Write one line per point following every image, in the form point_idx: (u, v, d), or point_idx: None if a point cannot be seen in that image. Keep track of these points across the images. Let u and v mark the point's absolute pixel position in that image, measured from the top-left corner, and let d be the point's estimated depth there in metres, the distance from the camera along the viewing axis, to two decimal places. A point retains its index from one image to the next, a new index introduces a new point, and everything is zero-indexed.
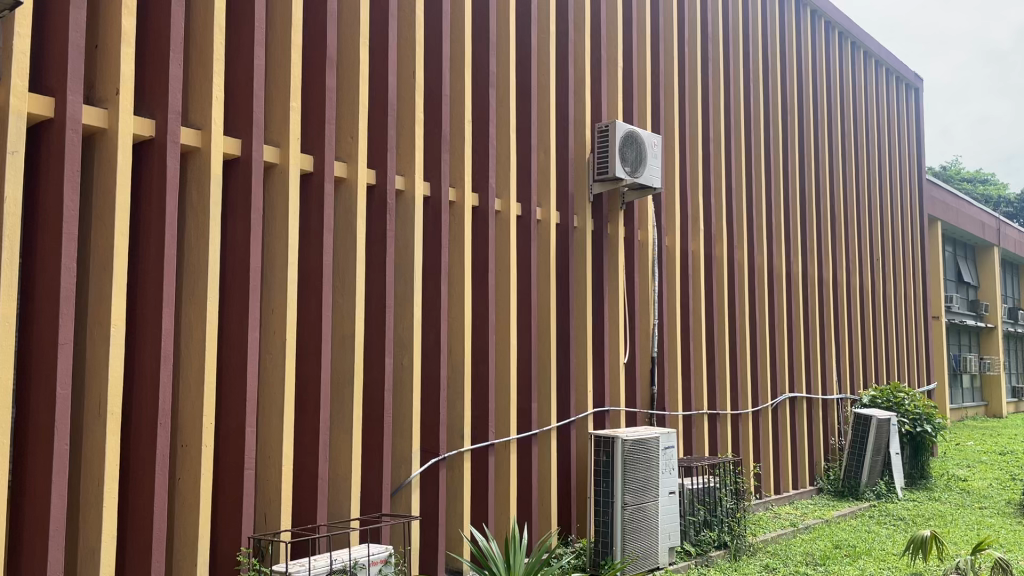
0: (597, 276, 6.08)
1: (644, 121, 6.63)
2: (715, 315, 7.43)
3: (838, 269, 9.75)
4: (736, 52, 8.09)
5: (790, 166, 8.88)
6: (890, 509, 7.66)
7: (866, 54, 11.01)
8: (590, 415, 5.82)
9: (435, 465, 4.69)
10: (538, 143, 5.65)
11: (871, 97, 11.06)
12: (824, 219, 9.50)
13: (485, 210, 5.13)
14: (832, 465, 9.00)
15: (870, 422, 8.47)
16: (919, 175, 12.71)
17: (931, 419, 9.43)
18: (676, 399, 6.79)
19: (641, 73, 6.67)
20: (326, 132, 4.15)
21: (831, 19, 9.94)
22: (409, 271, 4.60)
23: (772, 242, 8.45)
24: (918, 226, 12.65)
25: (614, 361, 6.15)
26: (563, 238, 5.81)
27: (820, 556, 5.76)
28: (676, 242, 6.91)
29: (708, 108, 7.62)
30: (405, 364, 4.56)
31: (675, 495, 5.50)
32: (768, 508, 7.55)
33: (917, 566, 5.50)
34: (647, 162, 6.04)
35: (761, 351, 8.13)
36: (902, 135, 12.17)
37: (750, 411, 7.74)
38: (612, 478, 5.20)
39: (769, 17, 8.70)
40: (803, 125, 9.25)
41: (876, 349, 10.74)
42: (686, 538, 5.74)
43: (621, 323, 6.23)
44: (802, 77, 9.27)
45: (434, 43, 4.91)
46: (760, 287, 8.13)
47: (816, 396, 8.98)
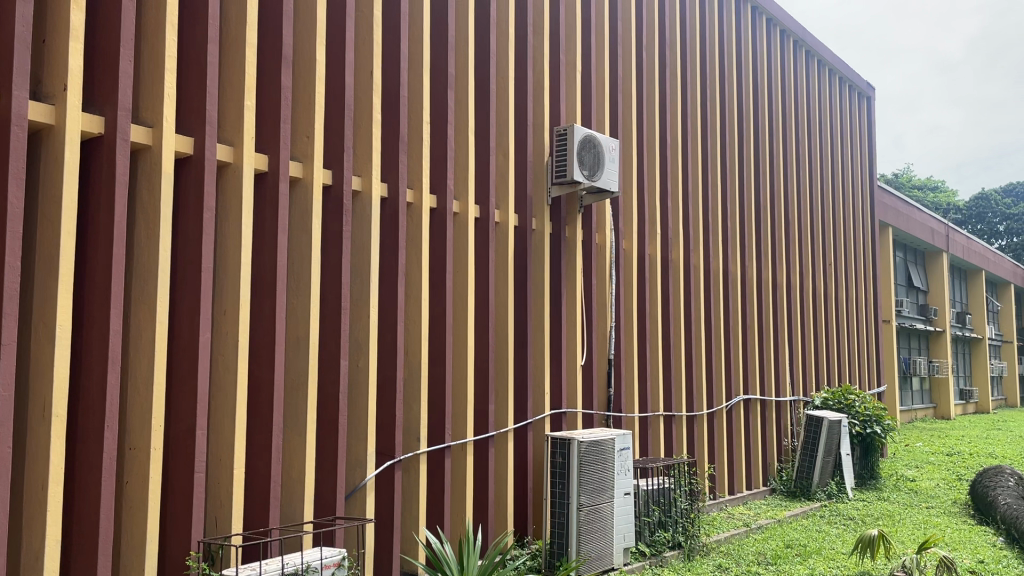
0: (555, 278, 6.11)
1: (602, 125, 6.68)
2: (671, 318, 7.53)
3: (791, 273, 9.92)
4: (693, 59, 8.20)
5: (745, 173, 9.02)
6: (841, 509, 7.81)
7: (820, 63, 11.22)
8: (547, 417, 5.86)
9: (390, 468, 4.67)
10: (496, 145, 5.65)
11: (825, 106, 11.27)
12: (779, 224, 9.66)
13: (443, 212, 5.13)
14: (785, 465, 9.15)
15: (822, 423, 8.64)
16: (871, 182, 13.00)
17: (881, 420, 9.66)
18: (632, 401, 6.84)
19: (599, 77, 6.72)
20: (281, 132, 4.11)
21: (786, 27, 10.12)
22: (365, 273, 4.58)
23: (727, 246, 8.58)
24: (869, 233, 12.93)
25: (572, 363, 6.18)
26: (521, 241, 5.83)
27: (771, 555, 5.85)
28: (633, 246, 6.99)
29: (666, 112, 7.71)
30: (360, 366, 4.54)
31: (630, 496, 5.55)
32: (722, 508, 7.67)
33: (864, 565, 5.62)
34: (605, 166, 6.09)
35: (716, 354, 8.24)
36: (855, 142, 12.44)
37: (705, 413, 7.85)
38: (568, 479, 5.21)
39: (726, 25, 8.82)
40: (758, 132, 9.40)
41: (828, 350, 10.96)
42: (641, 538, 5.80)
43: (579, 324, 6.27)
44: (757, 84, 9.42)
45: (392, 44, 4.89)
46: (715, 291, 8.25)
47: (770, 397, 9.12)
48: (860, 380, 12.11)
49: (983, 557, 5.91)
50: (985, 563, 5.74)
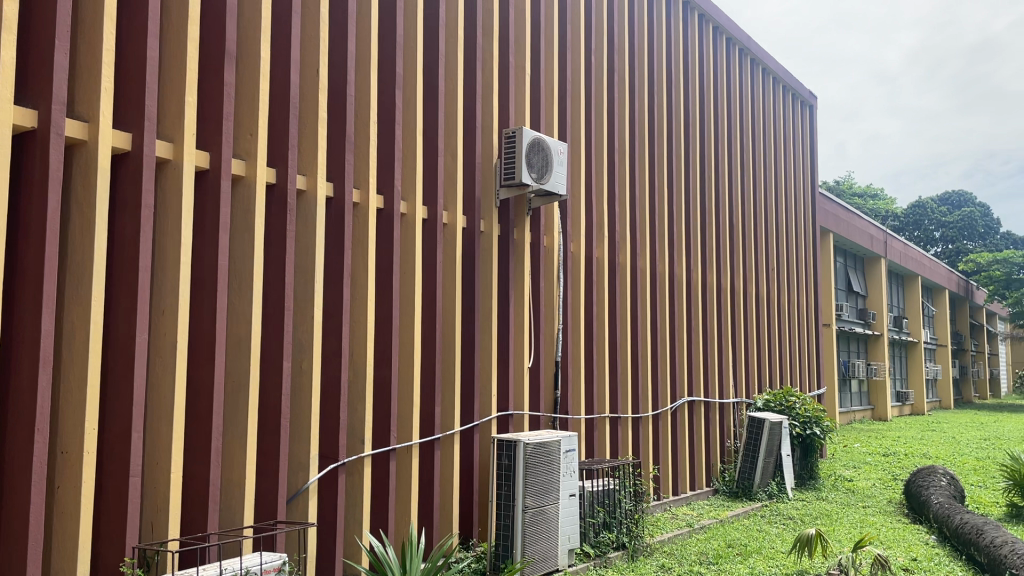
0: (502, 281, 6.10)
1: (550, 128, 6.71)
2: (618, 321, 7.60)
3: (734, 277, 10.10)
4: (641, 64, 8.29)
5: (691, 178, 9.15)
6: (781, 509, 7.96)
7: (765, 71, 11.45)
8: (494, 419, 5.86)
9: (334, 471, 4.62)
10: (445, 146, 5.63)
11: (769, 114, 11.50)
12: (723, 228, 9.82)
13: (390, 212, 5.10)
14: (727, 466, 9.30)
15: (764, 424, 8.81)
16: (812, 188, 13.30)
17: (820, 422, 9.88)
18: (579, 403, 6.87)
19: (548, 80, 6.76)
20: (223, 129, 4.04)
21: (732, 36, 10.29)
22: (309, 274, 4.52)
23: (673, 249, 8.69)
24: (811, 240, 13.23)
25: (519, 365, 6.19)
26: (469, 243, 5.81)
27: (713, 555, 5.94)
28: (581, 249, 7.03)
29: (614, 116, 7.78)
30: (303, 368, 4.49)
31: (575, 497, 5.58)
32: (666, 508, 7.76)
33: (803, 563, 5.73)
34: (553, 169, 6.12)
35: (661, 356, 8.33)
36: (798, 149, 12.72)
37: (650, 414, 7.94)
38: (513, 482, 5.21)
39: (673, 31, 8.94)
40: (704, 138, 9.55)
41: (771, 352, 11.18)
42: (586, 539, 5.82)
43: (526, 326, 6.28)
44: (703, 91, 9.58)
45: (339, 41, 4.84)
46: (661, 293, 8.35)
47: (713, 399, 9.26)
48: (801, 382, 12.37)
49: (916, 555, 6.07)
50: (918, 560, 5.90)
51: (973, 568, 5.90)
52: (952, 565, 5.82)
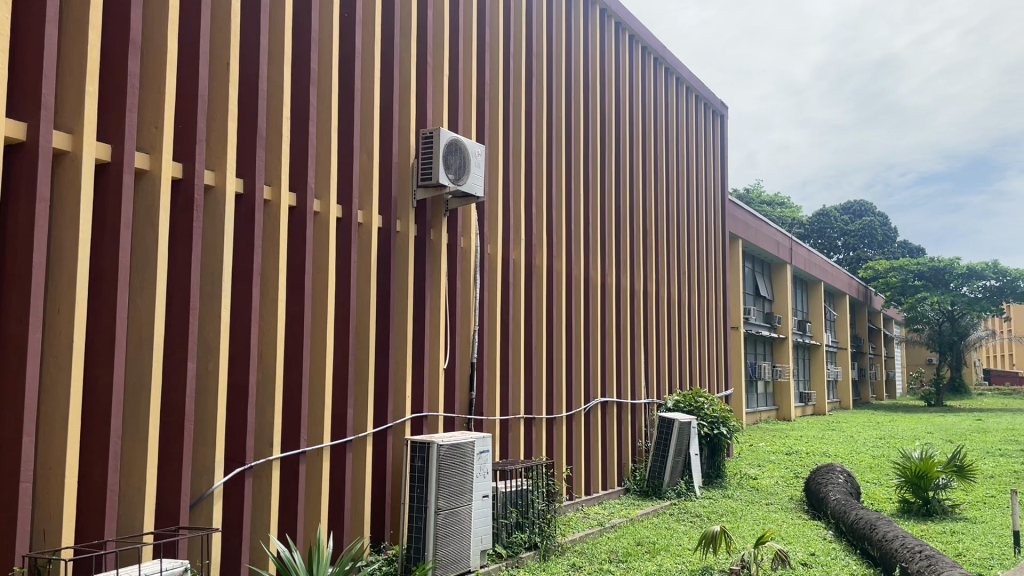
0: (418, 281, 6.08)
1: (468, 129, 6.72)
2: (534, 322, 7.65)
3: (647, 279, 10.33)
4: (559, 69, 8.37)
5: (606, 182, 9.30)
6: (688, 507, 8.18)
7: (679, 80, 11.75)
8: (407, 421, 5.82)
9: (240, 474, 4.50)
10: (361, 145, 5.57)
11: (682, 122, 11.79)
12: (638, 231, 10.04)
13: (302, 210, 5.01)
14: (639, 466, 9.48)
15: (673, 425, 9.02)
16: (722, 195, 13.72)
17: (727, 422, 10.18)
18: (493, 405, 6.90)
19: (467, 82, 6.77)
20: (126, 121, 3.90)
21: (648, 44, 10.50)
22: (216, 272, 4.40)
23: (588, 250, 8.82)
24: (720, 246, 13.62)
25: (434, 366, 6.17)
26: (385, 243, 5.76)
27: (623, 553, 6.06)
28: (498, 251, 7.07)
29: (532, 119, 7.85)
30: (209, 367, 4.37)
31: (488, 498, 5.60)
32: (578, 508, 7.86)
33: (708, 560, 5.89)
34: (470, 171, 6.12)
35: (576, 357, 8.45)
36: (709, 156, 13.10)
37: (564, 415, 8.04)
38: (426, 484, 5.17)
39: (590, 37, 9.06)
40: (620, 144, 9.71)
41: (681, 353, 11.47)
42: (498, 540, 5.83)
43: (442, 327, 6.26)
44: (620, 97, 9.75)
45: (252, 35, 4.73)
46: (576, 295, 8.47)
47: (626, 399, 9.45)
48: (710, 383, 12.74)
49: (814, 550, 6.32)
50: (815, 555, 6.14)
51: (867, 561, 6.17)
52: (847, 560, 6.08)
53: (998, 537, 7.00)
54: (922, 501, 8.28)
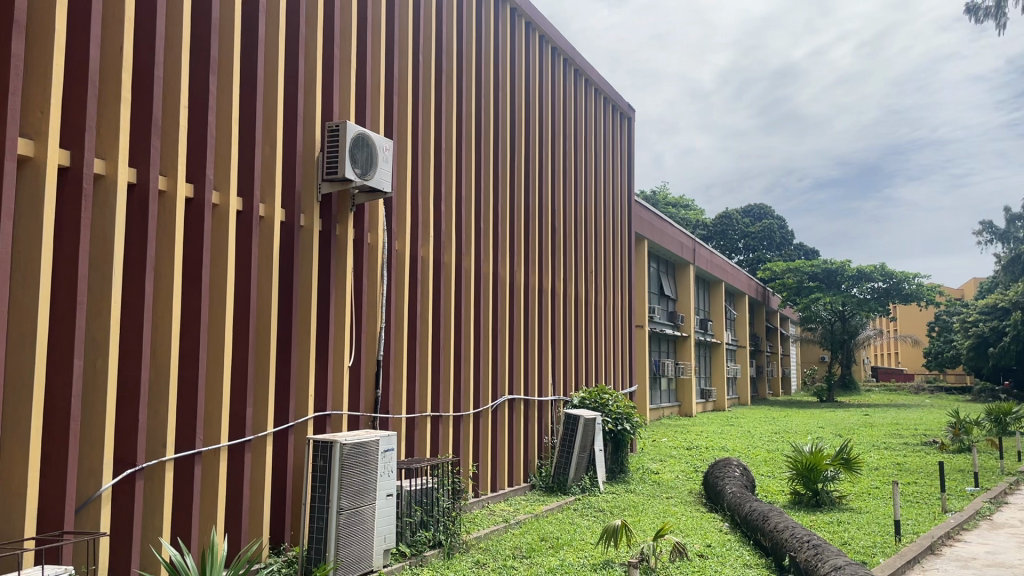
0: (323, 277, 5.97)
1: (376, 124, 6.63)
2: (441, 319, 7.62)
3: (555, 277, 10.45)
4: (468, 66, 8.35)
5: (516, 181, 9.35)
6: (592, 502, 8.33)
7: (587, 82, 11.90)
8: (310, 420, 5.70)
9: (131, 476, 4.32)
10: (264, 137, 5.43)
11: (590, 124, 11.97)
12: (545, 229, 10.13)
13: (200, 202, 4.85)
14: (544, 462, 9.58)
15: (579, 421, 9.14)
16: (628, 196, 13.99)
17: (630, 418, 10.41)
18: (399, 403, 6.84)
19: (375, 76, 6.67)
20: (8, 104, 3.69)
21: (557, 46, 10.60)
22: (106, 265, 4.21)
23: (497, 248, 8.85)
24: (626, 246, 13.89)
25: (338, 363, 6.06)
26: (288, 237, 5.63)
27: (527, 549, 6.13)
28: (406, 247, 7.02)
29: (442, 115, 7.80)
30: (98, 365, 4.17)
31: (392, 497, 5.56)
32: (483, 505, 7.89)
33: (609, 553, 6.01)
34: (377, 166, 6.04)
35: (484, 354, 8.47)
36: (616, 158, 13.34)
37: (471, 412, 8.04)
38: (328, 484, 5.08)
39: (500, 36, 9.07)
40: (529, 143, 9.78)
41: (587, 351, 11.63)
42: (402, 539, 5.78)
43: (347, 324, 6.17)
44: (529, 96, 9.81)
45: (147, 18, 4.55)
46: (484, 291, 8.48)
47: (533, 397, 9.54)
48: (615, 380, 12.98)
49: (710, 541, 6.54)
50: (711, 546, 6.36)
51: (759, 551, 6.41)
52: (741, 551, 6.31)
53: (880, 526, 7.39)
54: (812, 492, 8.66)
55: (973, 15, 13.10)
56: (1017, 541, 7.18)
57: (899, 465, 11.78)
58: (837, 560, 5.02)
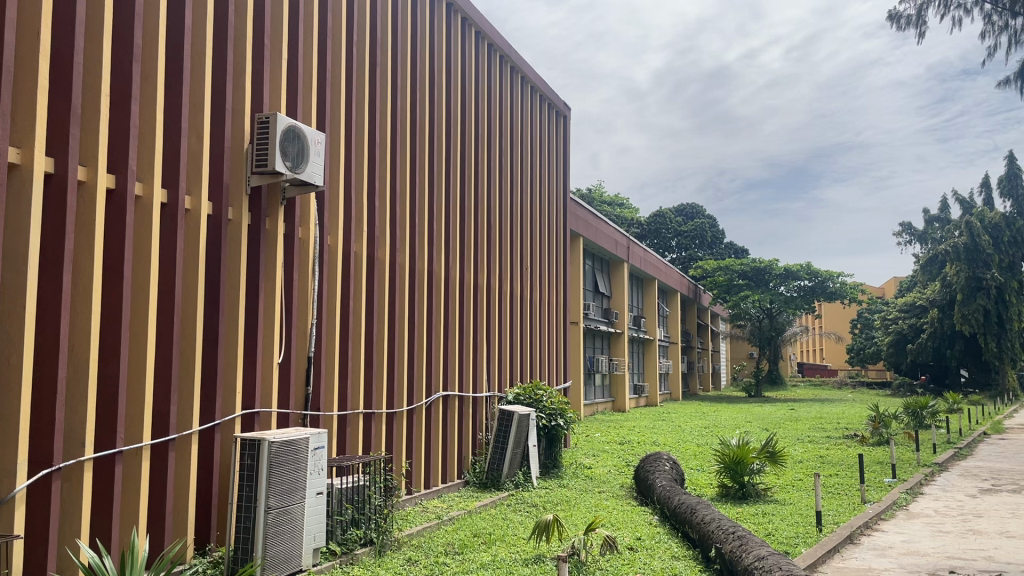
0: (252, 271, 5.85)
1: (308, 117, 6.51)
2: (374, 315, 7.56)
3: (491, 274, 10.46)
4: (404, 61, 8.29)
5: (452, 179, 9.33)
6: (525, 497, 8.37)
7: (523, 79, 11.93)
8: (237, 418, 5.58)
9: (47, 477, 4.17)
10: (190, 128, 5.28)
11: (526, 120, 12.01)
12: (481, 225, 10.12)
13: (122, 194, 4.71)
14: (478, 458, 9.58)
15: (513, 416, 9.18)
16: (564, 194, 14.08)
17: (564, 414, 10.50)
18: (331, 400, 6.75)
19: (307, 68, 6.56)
20: None
21: (494, 42, 10.60)
22: (21, 258, 4.05)
23: (432, 244, 8.81)
24: (561, 242, 13.99)
25: (267, 360, 5.94)
26: (214, 231, 5.49)
27: (459, 545, 6.13)
28: (338, 242, 6.93)
29: (376, 108, 7.72)
30: (11, 362, 4.01)
31: (322, 495, 5.49)
32: (416, 503, 7.85)
33: (540, 548, 6.05)
34: (309, 159, 5.95)
35: (418, 350, 8.42)
36: (552, 155, 13.41)
37: (404, 410, 7.99)
38: (256, 483, 4.99)
39: (436, 31, 9.04)
40: (465, 141, 9.76)
41: (522, 347, 11.68)
42: (332, 538, 5.70)
43: (277, 320, 6.05)
44: (465, 93, 9.79)
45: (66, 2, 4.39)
46: (419, 287, 8.43)
47: (467, 393, 9.53)
48: (550, 376, 13.06)
49: (640, 534, 6.65)
50: (641, 539, 6.47)
51: (687, 543, 6.54)
52: (669, 543, 6.43)
53: (803, 517, 7.63)
54: (738, 485, 8.88)
55: (896, 23, 13.60)
56: (931, 530, 7.50)
57: (821, 458, 12.17)
58: (760, 551, 5.14)
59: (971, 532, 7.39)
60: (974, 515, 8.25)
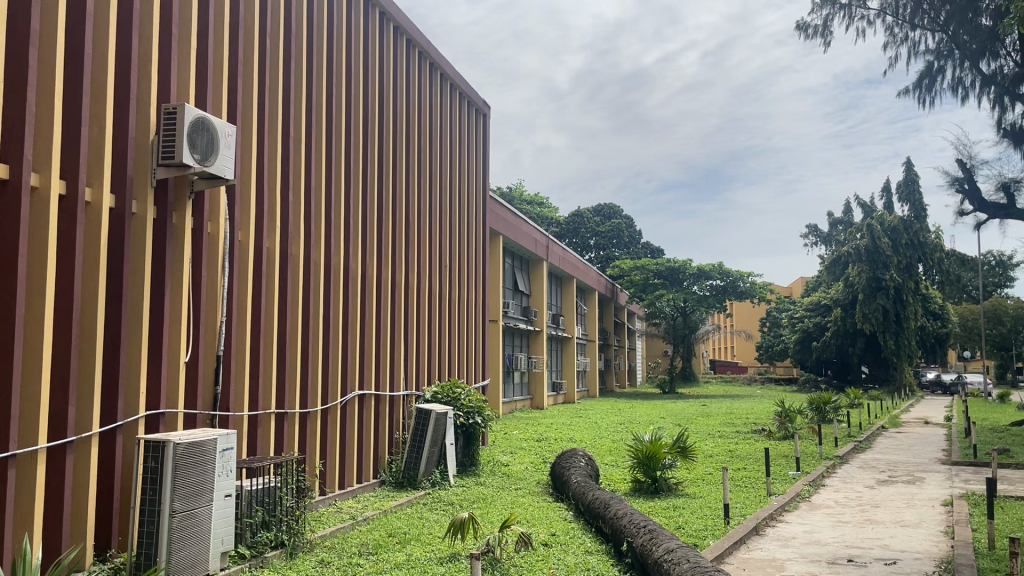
0: (157, 267, 5.65)
1: (218, 108, 6.32)
2: (287, 313, 7.40)
3: (409, 271, 10.38)
4: (319, 54, 8.13)
5: (369, 176, 9.21)
6: (440, 496, 8.34)
7: (442, 75, 11.90)
8: (141, 419, 5.36)
9: None
10: (91, 116, 5.07)
11: (445, 117, 11.96)
12: (399, 221, 10.03)
13: (16, 184, 4.50)
14: (395, 457, 9.50)
15: (430, 415, 9.11)
16: (483, 192, 14.10)
17: (481, 411, 10.49)
18: (241, 400, 6.59)
19: (217, 59, 6.36)
20: None
21: (412, 38, 10.51)
22: None
23: (348, 240, 8.69)
24: (480, 241, 13.99)
25: (173, 359, 5.73)
26: (117, 225, 5.28)
27: (373, 545, 6.05)
28: (249, 237, 6.75)
29: (290, 102, 7.55)
30: None
31: (231, 498, 5.34)
32: (330, 503, 7.73)
33: (455, 546, 6.04)
34: (218, 152, 5.77)
35: (333, 347, 8.28)
36: (471, 153, 13.41)
37: (319, 408, 7.86)
38: (159, 486, 4.83)
39: (353, 26, 8.91)
40: (382, 139, 9.64)
41: (440, 344, 11.64)
42: (241, 541, 5.56)
43: (183, 317, 5.85)
44: (383, 89, 9.68)
45: None
46: (334, 284, 8.30)
47: (383, 392, 9.44)
48: (468, 374, 13.03)
49: (555, 530, 6.71)
50: (556, 535, 6.53)
51: (600, 537, 6.64)
52: (583, 538, 6.51)
53: (711, 510, 7.84)
54: (651, 480, 9.04)
55: (804, 33, 14.13)
56: (831, 520, 7.82)
57: (731, 452, 12.52)
58: (670, 544, 5.25)
59: (868, 521, 7.74)
60: (871, 505, 8.63)
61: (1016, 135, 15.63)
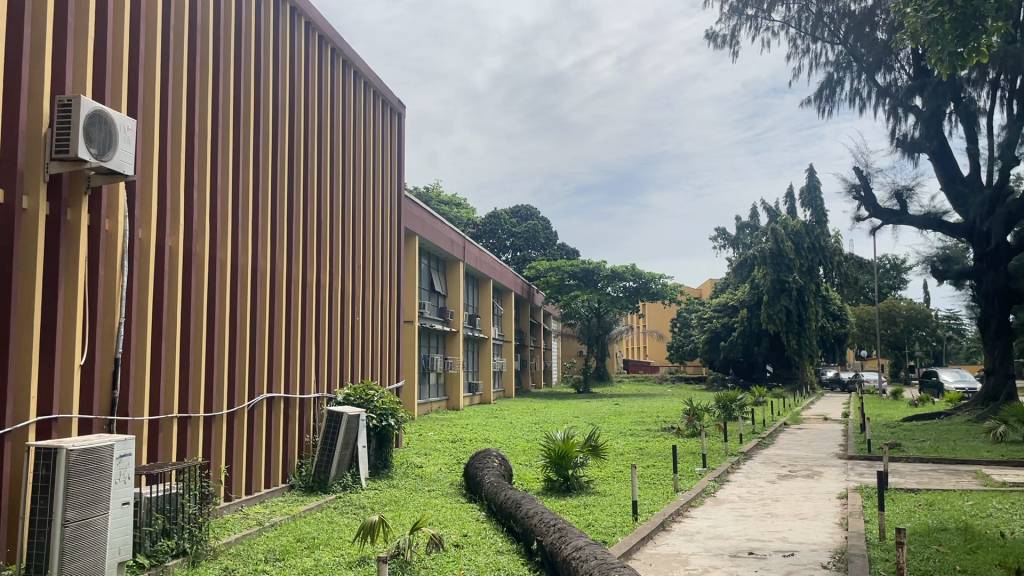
0: (50, 266, 5.40)
1: (117, 101, 6.07)
2: (192, 314, 7.18)
3: (321, 270, 10.22)
4: (226, 49, 7.94)
5: (278, 175, 9.02)
6: (352, 499, 8.24)
7: (356, 74, 11.76)
8: (32, 425, 5.12)
9: None
10: None
11: (359, 116, 11.81)
12: (310, 220, 9.87)
13: None
14: (305, 461, 9.34)
15: (341, 419, 9.00)
16: (398, 193, 13.99)
17: (395, 413, 10.42)
18: (141, 404, 6.35)
19: (117, 50, 6.11)
20: None
21: (325, 35, 10.36)
22: None
23: (256, 239, 8.49)
24: (395, 242, 13.88)
25: (67, 364, 5.49)
26: (6, 221, 5.03)
27: (280, 552, 5.93)
28: (151, 236, 6.51)
29: (196, 96, 7.34)
30: None
31: (129, 506, 5.13)
32: (237, 509, 7.55)
33: (365, 550, 5.97)
34: (118, 145, 5.52)
35: (240, 349, 8.08)
36: (386, 152, 13.29)
37: (224, 412, 7.65)
38: (50, 494, 4.64)
39: (263, 23, 8.72)
40: (293, 137, 9.46)
41: (352, 347, 11.49)
42: (139, 550, 5.36)
43: (78, 319, 5.61)
44: (293, 85, 9.51)
45: None
46: (241, 284, 8.10)
47: (293, 394, 9.24)
48: (382, 376, 12.89)
49: (467, 531, 6.72)
50: (468, 535, 6.55)
51: (511, 536, 6.68)
52: (494, 538, 6.53)
53: (621, 507, 8.00)
54: (563, 479, 9.15)
55: (714, 40, 14.55)
56: (735, 515, 8.07)
57: (641, 450, 12.78)
58: (578, 542, 5.33)
59: (769, 515, 8.02)
60: (773, 500, 8.95)
61: (908, 145, 16.49)
